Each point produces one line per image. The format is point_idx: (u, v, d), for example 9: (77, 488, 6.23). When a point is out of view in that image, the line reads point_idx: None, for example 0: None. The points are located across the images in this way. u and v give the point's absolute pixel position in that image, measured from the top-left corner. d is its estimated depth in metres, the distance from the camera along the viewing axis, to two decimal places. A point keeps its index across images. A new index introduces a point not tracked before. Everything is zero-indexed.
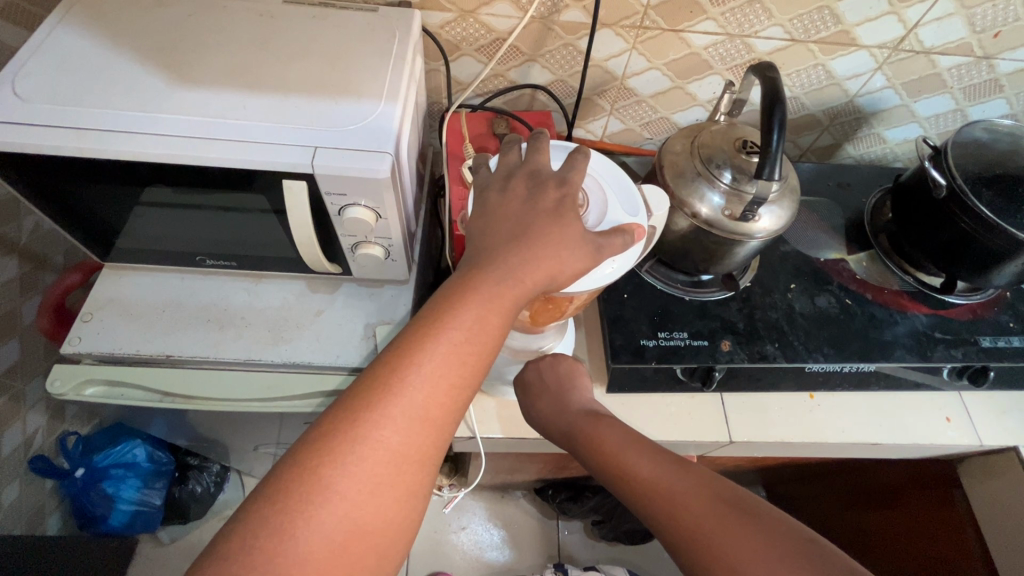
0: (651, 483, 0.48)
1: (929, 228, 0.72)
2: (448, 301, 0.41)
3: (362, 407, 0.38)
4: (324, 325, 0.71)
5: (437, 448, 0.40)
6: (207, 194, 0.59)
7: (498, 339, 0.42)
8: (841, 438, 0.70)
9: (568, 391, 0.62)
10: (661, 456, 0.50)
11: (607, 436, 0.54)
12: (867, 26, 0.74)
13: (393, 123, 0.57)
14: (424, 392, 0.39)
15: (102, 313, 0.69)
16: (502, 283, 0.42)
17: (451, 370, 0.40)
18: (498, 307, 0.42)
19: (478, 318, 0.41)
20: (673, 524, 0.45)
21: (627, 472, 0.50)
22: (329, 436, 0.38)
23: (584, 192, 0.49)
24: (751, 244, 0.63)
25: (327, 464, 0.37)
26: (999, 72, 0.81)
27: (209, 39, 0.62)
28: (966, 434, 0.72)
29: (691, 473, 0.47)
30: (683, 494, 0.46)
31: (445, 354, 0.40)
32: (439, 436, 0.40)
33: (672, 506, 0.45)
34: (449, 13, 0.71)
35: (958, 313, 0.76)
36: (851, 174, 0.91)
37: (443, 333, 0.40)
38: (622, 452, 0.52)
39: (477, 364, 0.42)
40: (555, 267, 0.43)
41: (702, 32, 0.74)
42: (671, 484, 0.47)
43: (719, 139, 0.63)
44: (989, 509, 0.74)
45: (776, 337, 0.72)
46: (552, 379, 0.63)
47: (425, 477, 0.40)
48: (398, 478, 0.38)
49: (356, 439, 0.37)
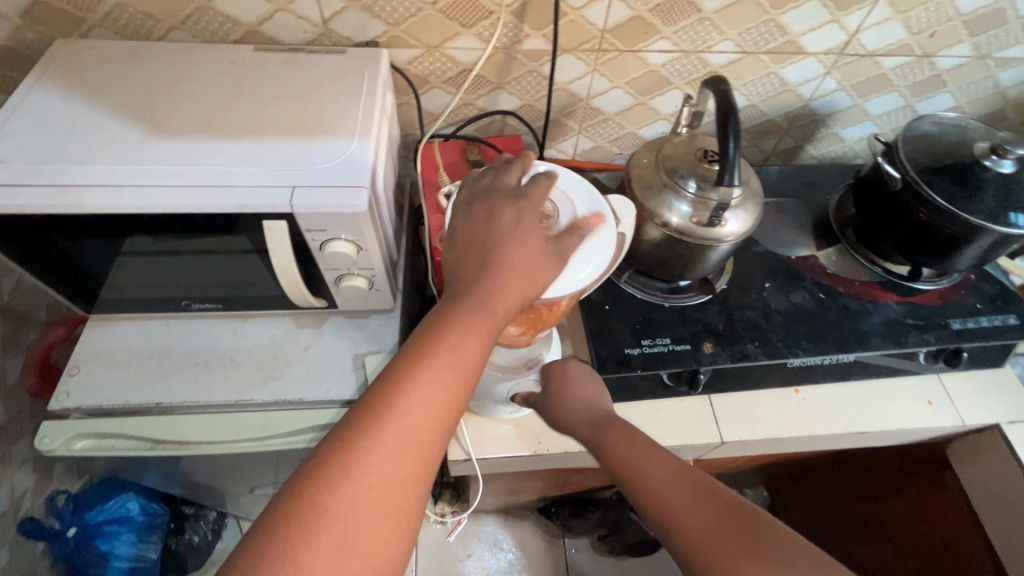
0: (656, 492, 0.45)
1: (890, 220, 0.76)
2: (434, 327, 0.43)
3: (353, 436, 0.39)
4: (314, 360, 0.71)
5: (429, 470, 0.41)
6: (188, 240, 0.60)
7: (482, 362, 0.44)
8: (829, 430, 0.72)
9: (579, 393, 0.60)
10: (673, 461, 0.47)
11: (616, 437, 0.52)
12: (811, 35, 0.78)
13: (367, 158, 0.58)
14: (415, 418, 0.40)
15: (89, 366, 0.69)
16: (484, 308, 0.43)
17: (440, 392, 0.42)
18: (482, 330, 0.43)
19: (465, 341, 0.43)
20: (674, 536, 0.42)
21: (631, 477, 0.47)
22: (323, 466, 0.38)
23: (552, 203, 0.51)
24: (721, 248, 0.65)
25: (323, 491, 0.37)
26: (941, 68, 0.85)
27: (183, 90, 0.64)
28: (949, 414, 0.74)
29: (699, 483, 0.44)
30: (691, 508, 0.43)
31: (435, 379, 0.41)
32: (431, 458, 0.41)
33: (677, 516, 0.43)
34: (415, 50, 0.74)
35: (926, 298, 0.79)
36: (815, 173, 0.95)
37: (431, 356, 0.42)
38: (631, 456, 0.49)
39: (466, 384, 0.43)
40: (531, 288, 0.45)
41: (658, 51, 0.78)
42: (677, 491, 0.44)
43: (682, 150, 0.65)
44: (986, 484, 0.76)
45: (756, 335, 0.74)
46: (555, 390, 0.61)
47: (420, 500, 0.41)
48: (393, 501, 0.39)
49: (350, 464, 0.38)
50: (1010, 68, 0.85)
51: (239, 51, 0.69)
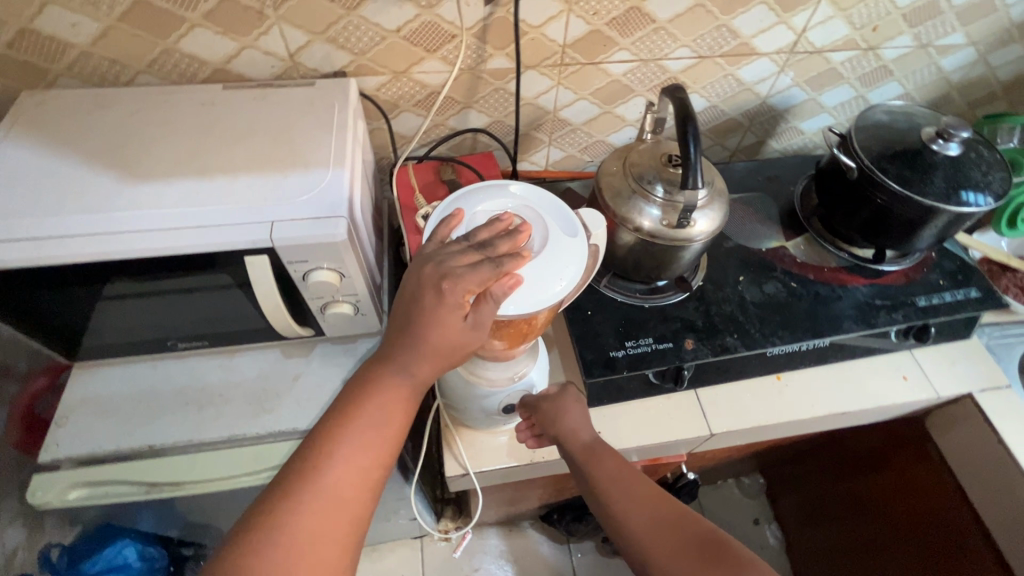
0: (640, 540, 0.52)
1: (851, 207, 0.79)
2: (356, 392, 0.47)
3: (279, 497, 0.43)
4: (304, 390, 0.72)
5: (353, 526, 0.45)
6: (171, 279, 0.61)
7: (403, 420, 0.48)
8: (812, 413, 0.75)
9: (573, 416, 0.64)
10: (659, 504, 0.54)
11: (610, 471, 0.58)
12: (762, 37, 0.81)
13: (343, 188, 0.60)
14: (338, 476, 0.44)
15: (77, 414, 0.69)
16: (401, 370, 0.47)
17: (361, 452, 0.45)
18: (399, 392, 0.47)
19: (383, 403, 0.47)
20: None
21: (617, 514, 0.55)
22: (253, 523, 0.42)
23: (520, 219, 0.49)
24: (693, 248, 0.67)
25: (248, 551, 0.41)
26: (886, 59, 0.89)
27: (155, 133, 0.65)
28: (923, 388, 0.77)
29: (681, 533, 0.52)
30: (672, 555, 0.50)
31: (360, 438, 0.46)
32: (355, 516, 0.45)
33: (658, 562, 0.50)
34: (382, 76, 0.76)
35: (892, 279, 0.82)
36: (778, 166, 0.98)
37: (352, 421, 0.46)
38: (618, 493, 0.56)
39: (387, 443, 0.47)
40: (451, 355, 0.47)
41: (618, 62, 0.80)
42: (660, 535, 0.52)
43: (647, 157, 0.68)
44: (965, 450, 0.79)
45: (734, 328, 0.76)
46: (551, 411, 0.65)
47: (346, 556, 0.44)
48: (316, 557, 0.42)
49: (274, 524, 0.42)
50: (951, 54, 0.90)
51: (208, 91, 0.70)
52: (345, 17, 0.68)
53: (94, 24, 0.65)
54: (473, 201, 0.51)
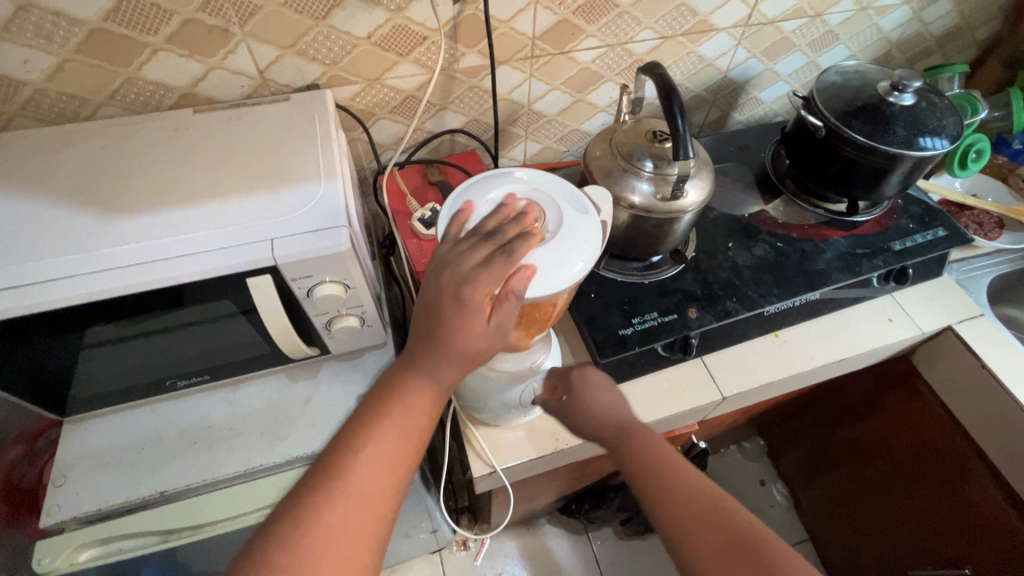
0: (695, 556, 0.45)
1: (822, 164, 0.83)
2: (381, 390, 0.46)
3: (303, 493, 0.42)
4: (317, 412, 0.70)
5: (382, 526, 0.43)
6: (169, 314, 0.58)
7: (432, 418, 0.47)
8: (812, 364, 0.78)
9: (600, 395, 0.60)
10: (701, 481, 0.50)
11: (642, 462, 0.52)
12: (718, 12, 0.85)
13: (339, 199, 0.59)
14: (364, 472, 0.43)
15: (76, 470, 0.64)
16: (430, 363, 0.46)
17: (388, 449, 0.44)
18: (425, 391, 0.46)
19: (411, 399, 0.46)
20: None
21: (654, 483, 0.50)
22: (274, 525, 0.41)
23: (526, 207, 0.49)
24: (687, 218, 0.69)
25: (272, 547, 0.39)
26: (832, 23, 0.94)
27: (128, 166, 0.62)
28: (908, 327, 0.82)
29: (731, 523, 0.46)
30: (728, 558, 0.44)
31: (385, 434, 0.44)
32: (383, 514, 0.43)
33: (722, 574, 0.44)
34: (356, 85, 0.75)
35: (868, 228, 0.87)
36: (745, 136, 1.02)
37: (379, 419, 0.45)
38: (657, 490, 0.50)
39: (415, 441, 0.46)
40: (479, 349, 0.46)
41: (586, 49, 0.82)
42: (709, 534, 0.46)
43: (633, 135, 0.69)
44: (950, 381, 0.85)
45: (732, 292, 0.79)
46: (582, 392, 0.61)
47: (374, 555, 0.42)
48: (343, 554, 0.40)
49: (298, 522, 0.40)
50: (889, 14, 0.95)
51: (179, 116, 0.67)
52: (314, 28, 0.67)
53: (48, 58, 0.61)
54: (484, 190, 0.52)
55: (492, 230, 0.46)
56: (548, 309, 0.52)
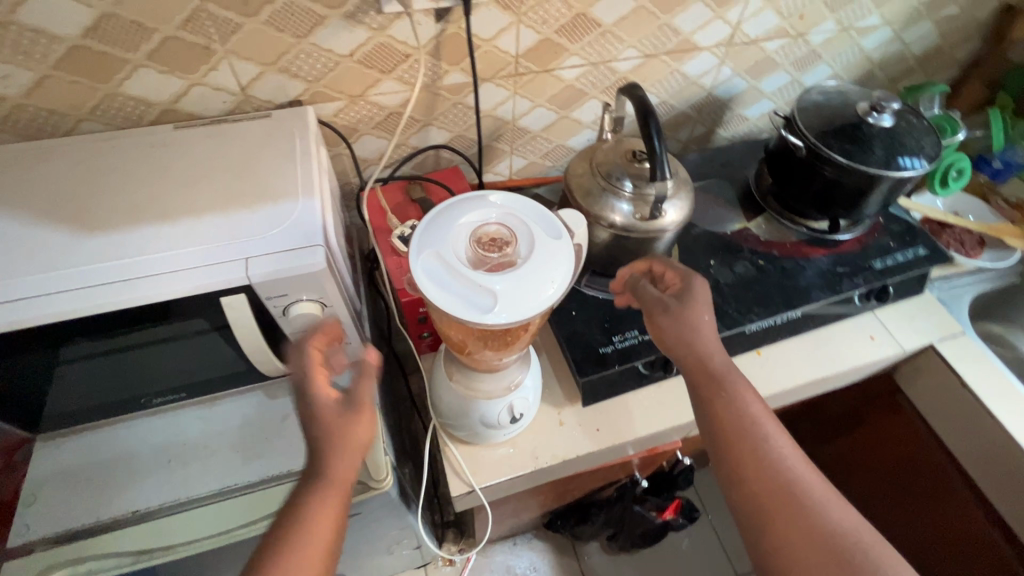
0: (829, 507, 0.50)
1: (804, 183, 0.83)
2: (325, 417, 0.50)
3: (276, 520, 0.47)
4: (295, 429, 0.69)
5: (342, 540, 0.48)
6: (142, 332, 0.57)
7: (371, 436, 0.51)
8: (792, 382, 0.78)
9: (694, 325, 0.60)
10: (797, 454, 0.54)
11: (730, 422, 0.55)
12: (701, 32, 0.86)
13: (316, 217, 0.58)
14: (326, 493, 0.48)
15: (47, 489, 0.63)
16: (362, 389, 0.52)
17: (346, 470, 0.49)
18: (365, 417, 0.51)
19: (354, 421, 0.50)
20: (790, 573, 0.48)
21: (732, 409, 0.56)
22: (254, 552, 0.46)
23: (464, 251, 0.49)
24: (667, 237, 0.69)
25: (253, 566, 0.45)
26: (815, 43, 0.95)
27: (106, 182, 0.61)
28: (888, 345, 0.82)
29: (818, 506, 0.50)
30: (805, 536, 0.49)
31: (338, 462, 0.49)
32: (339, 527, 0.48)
33: (799, 551, 0.48)
34: (339, 101, 0.75)
35: (849, 246, 0.87)
36: (730, 152, 1.02)
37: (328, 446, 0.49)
38: (747, 454, 0.53)
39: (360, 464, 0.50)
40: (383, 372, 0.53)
41: (570, 67, 0.83)
42: (791, 514, 0.50)
43: (613, 155, 0.70)
44: (930, 400, 0.85)
45: (713, 310, 0.79)
46: (670, 316, 0.60)
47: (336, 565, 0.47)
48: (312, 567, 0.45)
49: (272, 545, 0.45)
50: (870, 34, 0.97)
51: (159, 132, 0.67)
52: (297, 46, 0.67)
53: (27, 74, 0.61)
54: (457, 212, 0.52)
55: (452, 264, 0.48)
56: (519, 332, 0.52)
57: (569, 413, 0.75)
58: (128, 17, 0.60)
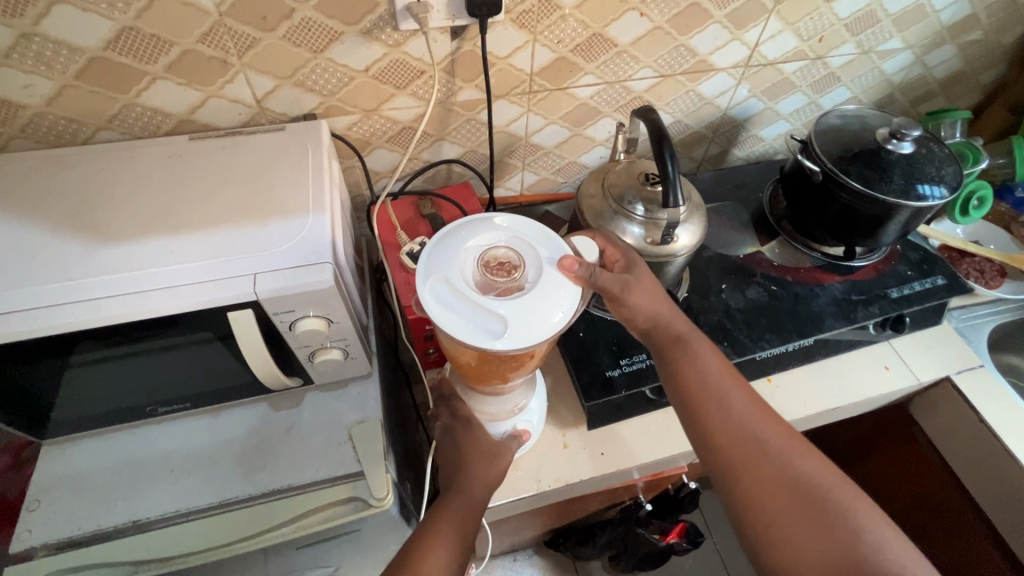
0: (787, 447, 0.54)
1: (819, 208, 0.82)
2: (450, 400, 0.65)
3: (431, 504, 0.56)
4: (297, 443, 0.69)
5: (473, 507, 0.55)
6: (150, 342, 0.58)
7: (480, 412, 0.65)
8: (804, 411, 0.77)
9: (647, 296, 0.59)
10: (754, 405, 0.57)
11: (694, 378, 0.58)
12: (718, 53, 0.85)
13: (325, 234, 0.58)
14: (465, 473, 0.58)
15: (52, 495, 0.64)
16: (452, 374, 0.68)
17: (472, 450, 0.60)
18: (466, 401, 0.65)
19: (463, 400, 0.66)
20: (746, 505, 0.53)
21: (692, 366, 0.58)
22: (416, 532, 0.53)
23: (470, 274, 0.49)
24: (678, 261, 0.68)
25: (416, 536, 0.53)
26: (834, 66, 0.94)
27: (121, 192, 0.62)
28: (904, 376, 0.80)
29: (772, 451, 0.54)
30: (763, 477, 0.53)
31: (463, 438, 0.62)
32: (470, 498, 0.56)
33: (764, 486, 0.53)
34: (353, 115, 0.75)
35: (864, 274, 0.86)
36: (744, 173, 1.01)
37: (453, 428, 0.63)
38: (713, 404, 0.57)
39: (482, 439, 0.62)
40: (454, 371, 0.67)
41: (585, 85, 0.82)
42: (751, 458, 0.54)
43: (625, 176, 0.69)
44: (946, 434, 0.83)
45: (723, 336, 0.78)
46: (632, 295, 0.58)
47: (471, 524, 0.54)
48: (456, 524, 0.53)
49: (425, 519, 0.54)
50: (891, 58, 0.95)
51: (175, 143, 0.68)
52: (312, 60, 0.67)
53: (48, 84, 0.62)
54: (463, 235, 0.51)
55: (458, 288, 0.48)
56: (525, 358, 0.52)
57: (574, 435, 0.74)
58: (147, 30, 0.60)
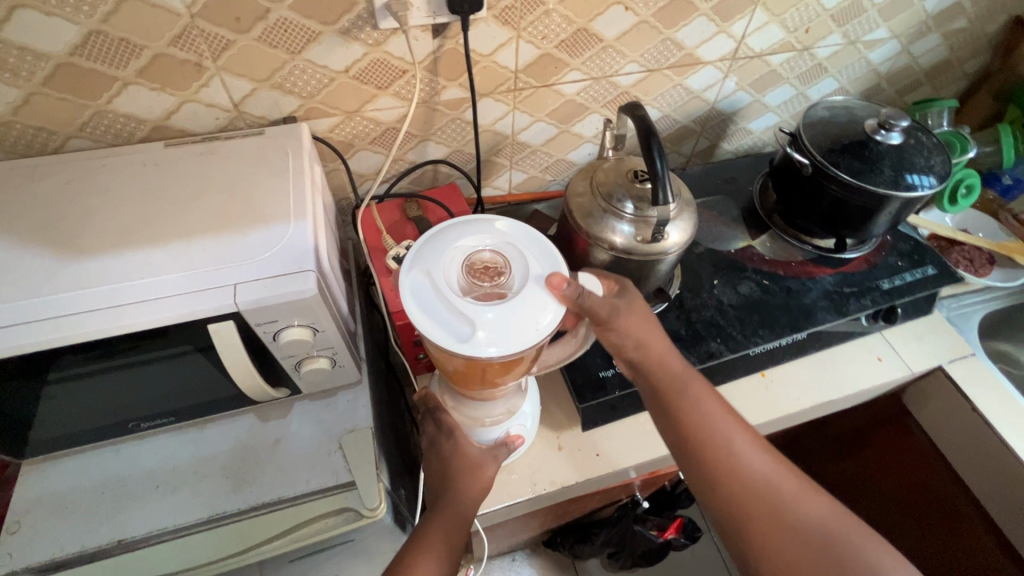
0: (796, 492, 0.54)
1: (809, 201, 0.81)
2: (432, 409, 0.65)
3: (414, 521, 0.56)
4: (286, 454, 0.67)
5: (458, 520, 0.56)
6: (129, 357, 0.56)
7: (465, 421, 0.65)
8: (798, 405, 0.76)
9: (637, 323, 0.58)
10: (757, 450, 0.56)
11: (697, 426, 0.56)
12: (705, 46, 0.84)
13: (307, 241, 0.57)
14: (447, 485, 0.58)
15: (32, 516, 0.62)
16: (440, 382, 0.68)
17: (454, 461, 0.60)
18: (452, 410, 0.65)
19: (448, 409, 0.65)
20: (761, 557, 0.53)
21: (694, 413, 0.56)
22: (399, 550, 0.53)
23: (455, 279, 0.47)
24: (669, 259, 0.67)
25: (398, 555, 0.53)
26: (820, 57, 0.93)
27: (94, 203, 0.60)
28: (897, 367, 0.80)
29: (783, 498, 0.53)
30: (776, 529, 0.52)
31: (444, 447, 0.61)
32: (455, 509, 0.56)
33: (783, 538, 0.52)
34: (334, 117, 0.73)
35: (855, 266, 0.85)
36: (733, 167, 1.01)
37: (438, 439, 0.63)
38: (720, 454, 0.55)
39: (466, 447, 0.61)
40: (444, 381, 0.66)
41: (570, 82, 0.81)
42: (761, 510, 0.53)
43: (614, 174, 0.68)
44: (939, 423, 0.83)
45: (717, 333, 0.77)
46: (621, 320, 0.56)
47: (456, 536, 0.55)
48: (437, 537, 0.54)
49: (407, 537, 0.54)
50: (877, 48, 0.95)
51: (150, 150, 0.66)
52: (290, 62, 0.66)
53: (14, 91, 0.60)
54: (452, 235, 0.50)
55: (443, 293, 0.46)
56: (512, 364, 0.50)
57: (569, 437, 0.73)
58: (116, 34, 0.58)
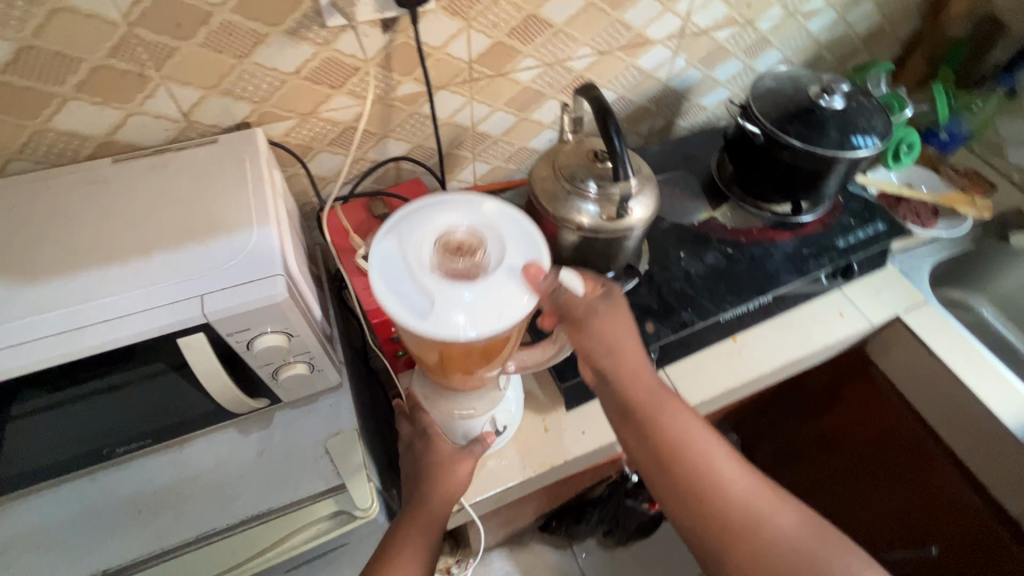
0: (771, 508, 0.54)
1: (764, 169, 0.84)
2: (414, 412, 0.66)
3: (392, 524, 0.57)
4: (272, 465, 0.66)
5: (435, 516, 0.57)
6: (96, 380, 0.54)
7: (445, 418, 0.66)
8: (769, 365, 0.80)
9: (611, 331, 0.58)
10: (732, 462, 0.57)
11: (674, 444, 0.56)
12: (653, 25, 0.86)
13: (273, 246, 0.56)
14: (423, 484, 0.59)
15: (8, 556, 0.59)
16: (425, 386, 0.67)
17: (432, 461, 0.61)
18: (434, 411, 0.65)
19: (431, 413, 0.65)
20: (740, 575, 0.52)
21: (672, 430, 0.56)
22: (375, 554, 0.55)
23: (430, 260, 0.48)
24: (635, 235, 0.69)
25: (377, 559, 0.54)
26: (763, 30, 0.96)
27: (41, 226, 0.58)
28: (857, 320, 0.84)
29: (760, 513, 0.54)
30: (753, 546, 0.52)
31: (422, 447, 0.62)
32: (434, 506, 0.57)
33: (762, 557, 0.52)
34: (290, 120, 0.72)
35: (812, 228, 0.89)
36: (690, 143, 1.03)
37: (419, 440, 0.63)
38: (697, 470, 0.55)
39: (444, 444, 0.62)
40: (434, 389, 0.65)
41: (525, 69, 0.82)
42: (739, 527, 0.53)
43: (576, 156, 0.69)
44: (900, 370, 0.88)
45: (687, 303, 0.79)
46: (595, 323, 0.57)
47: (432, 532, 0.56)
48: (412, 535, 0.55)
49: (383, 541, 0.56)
50: (816, 18, 0.98)
51: (97, 167, 0.64)
52: (238, 66, 0.64)
53: None
54: (427, 217, 0.50)
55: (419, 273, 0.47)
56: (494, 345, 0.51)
57: (554, 418, 0.74)
58: (50, 48, 0.56)
